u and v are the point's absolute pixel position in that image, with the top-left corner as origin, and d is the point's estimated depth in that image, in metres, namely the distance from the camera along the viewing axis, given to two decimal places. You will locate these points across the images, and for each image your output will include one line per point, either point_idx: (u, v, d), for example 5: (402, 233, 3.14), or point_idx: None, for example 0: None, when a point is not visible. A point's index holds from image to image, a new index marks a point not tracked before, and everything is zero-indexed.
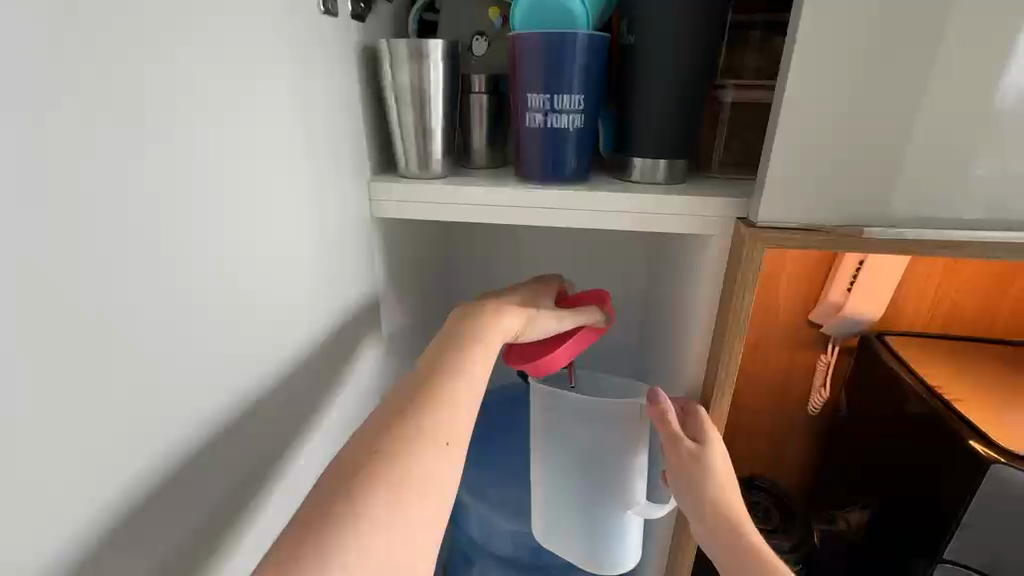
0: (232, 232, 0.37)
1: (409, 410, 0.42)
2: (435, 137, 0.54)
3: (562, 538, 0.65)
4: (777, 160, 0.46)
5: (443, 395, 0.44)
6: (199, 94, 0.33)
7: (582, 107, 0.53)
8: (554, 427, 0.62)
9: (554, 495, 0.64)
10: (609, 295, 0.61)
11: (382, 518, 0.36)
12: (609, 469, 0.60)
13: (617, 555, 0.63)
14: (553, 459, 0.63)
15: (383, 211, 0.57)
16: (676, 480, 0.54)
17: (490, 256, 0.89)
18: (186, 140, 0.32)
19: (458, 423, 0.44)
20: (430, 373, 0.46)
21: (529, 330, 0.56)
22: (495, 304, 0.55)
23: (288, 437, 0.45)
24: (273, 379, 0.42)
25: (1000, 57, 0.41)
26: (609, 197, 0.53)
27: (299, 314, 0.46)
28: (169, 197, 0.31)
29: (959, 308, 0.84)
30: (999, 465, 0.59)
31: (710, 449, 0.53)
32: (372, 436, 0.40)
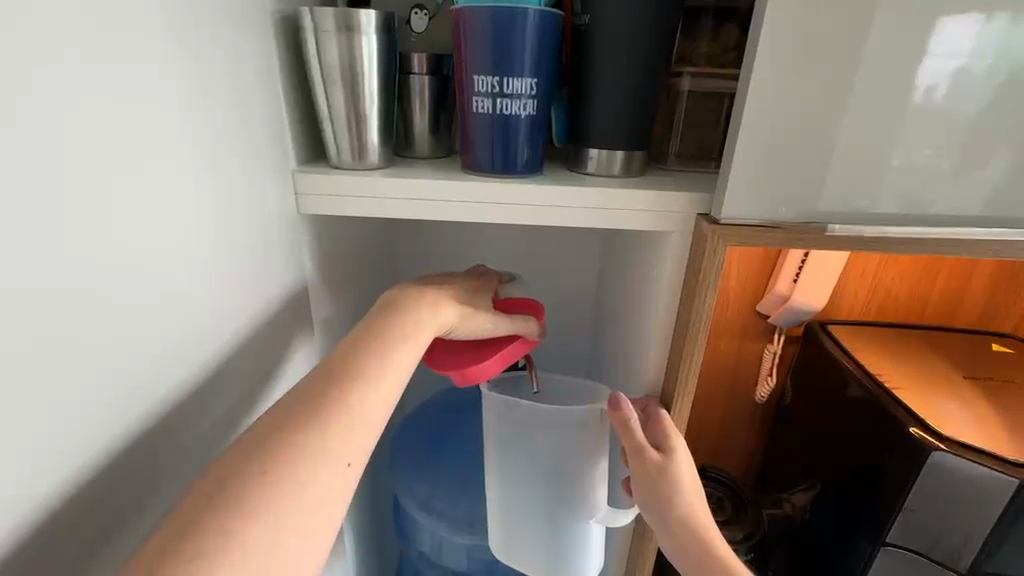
0: (102, 236, 0.30)
1: (308, 415, 0.37)
2: (370, 122, 0.48)
3: (521, 553, 0.62)
4: (740, 153, 0.44)
5: (350, 400, 0.38)
6: (39, 60, 0.26)
7: (535, 93, 0.49)
8: (513, 436, 0.58)
9: (513, 505, 0.60)
10: (544, 309, 0.58)
11: (244, 547, 0.30)
12: (570, 482, 0.58)
13: (579, 566, 0.61)
14: (510, 474, 0.60)
15: (312, 206, 0.50)
16: (640, 490, 0.53)
17: (436, 251, 0.84)
18: (20, 124, 0.25)
19: (364, 436, 0.38)
20: (341, 372, 0.40)
21: (463, 324, 0.52)
22: (426, 295, 0.50)
23: (196, 475, 0.38)
24: (173, 410, 0.36)
25: (952, 51, 0.41)
26: (565, 190, 0.49)
27: (207, 330, 0.39)
28: (1, 197, 0.24)
29: (894, 296, 0.88)
30: (939, 452, 0.61)
31: (676, 458, 0.52)
32: (259, 443, 0.34)
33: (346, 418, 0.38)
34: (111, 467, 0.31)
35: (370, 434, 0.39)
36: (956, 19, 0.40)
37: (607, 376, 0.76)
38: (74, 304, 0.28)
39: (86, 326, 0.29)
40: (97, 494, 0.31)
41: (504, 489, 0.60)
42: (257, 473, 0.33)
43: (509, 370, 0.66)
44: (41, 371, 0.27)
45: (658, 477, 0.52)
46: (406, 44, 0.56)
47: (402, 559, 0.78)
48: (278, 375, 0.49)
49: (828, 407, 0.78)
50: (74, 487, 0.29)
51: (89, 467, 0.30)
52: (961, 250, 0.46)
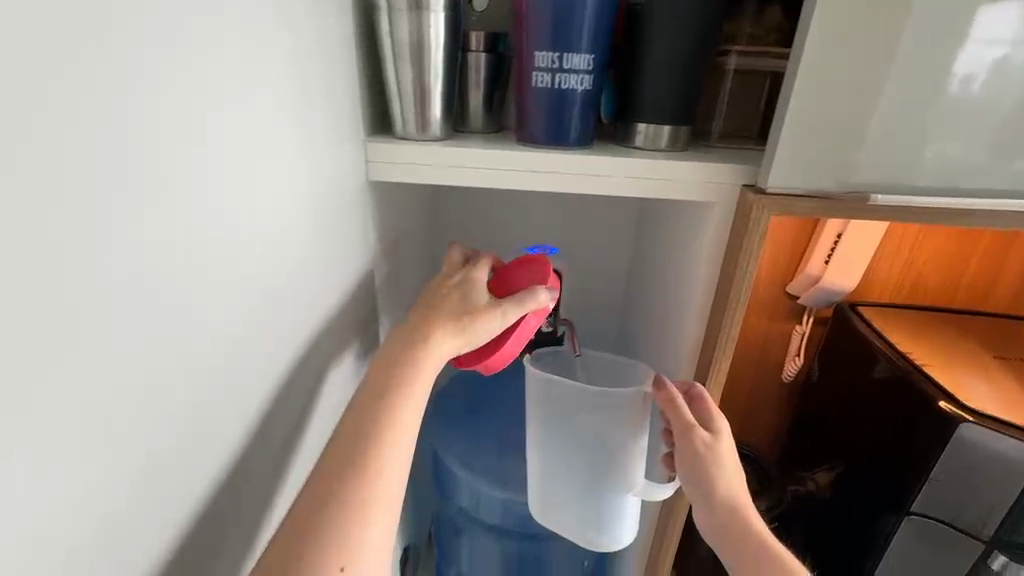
0: (225, 189, 0.33)
1: (337, 485, 0.38)
2: (433, 95, 0.52)
3: (557, 513, 0.65)
4: (790, 125, 0.46)
5: (370, 459, 0.40)
6: (189, 25, 0.29)
7: (590, 69, 0.53)
8: (555, 411, 0.61)
9: (554, 474, 0.64)
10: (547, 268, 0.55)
11: None
12: (608, 449, 0.60)
13: (613, 527, 0.63)
14: (549, 440, 0.63)
15: (377, 173, 0.55)
16: (686, 469, 0.56)
17: (477, 222, 0.88)
18: (178, 87, 0.29)
19: (389, 484, 0.40)
20: (357, 433, 0.42)
21: (471, 339, 0.51)
22: (427, 329, 0.49)
23: (286, 405, 0.43)
24: (271, 346, 0.40)
25: (995, 30, 0.43)
26: (612, 161, 0.53)
27: (295, 279, 0.43)
28: (164, 147, 0.28)
29: (925, 279, 0.88)
30: (968, 424, 0.63)
31: (718, 440, 0.56)
32: (302, 525, 0.37)
33: (372, 453, 0.40)
34: (231, 394, 0.35)
35: (393, 483, 0.41)
36: (992, 8, 0.42)
37: (641, 349, 0.80)
38: (215, 251, 0.33)
39: (216, 268, 0.33)
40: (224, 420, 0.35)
41: (543, 454, 0.64)
42: (304, 546, 0.36)
43: (554, 350, 0.69)
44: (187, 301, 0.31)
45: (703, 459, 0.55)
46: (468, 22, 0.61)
47: (440, 512, 0.84)
48: (344, 325, 0.54)
49: (856, 383, 0.80)
50: (210, 402, 0.33)
51: (217, 390, 0.34)
52: (997, 223, 0.49)
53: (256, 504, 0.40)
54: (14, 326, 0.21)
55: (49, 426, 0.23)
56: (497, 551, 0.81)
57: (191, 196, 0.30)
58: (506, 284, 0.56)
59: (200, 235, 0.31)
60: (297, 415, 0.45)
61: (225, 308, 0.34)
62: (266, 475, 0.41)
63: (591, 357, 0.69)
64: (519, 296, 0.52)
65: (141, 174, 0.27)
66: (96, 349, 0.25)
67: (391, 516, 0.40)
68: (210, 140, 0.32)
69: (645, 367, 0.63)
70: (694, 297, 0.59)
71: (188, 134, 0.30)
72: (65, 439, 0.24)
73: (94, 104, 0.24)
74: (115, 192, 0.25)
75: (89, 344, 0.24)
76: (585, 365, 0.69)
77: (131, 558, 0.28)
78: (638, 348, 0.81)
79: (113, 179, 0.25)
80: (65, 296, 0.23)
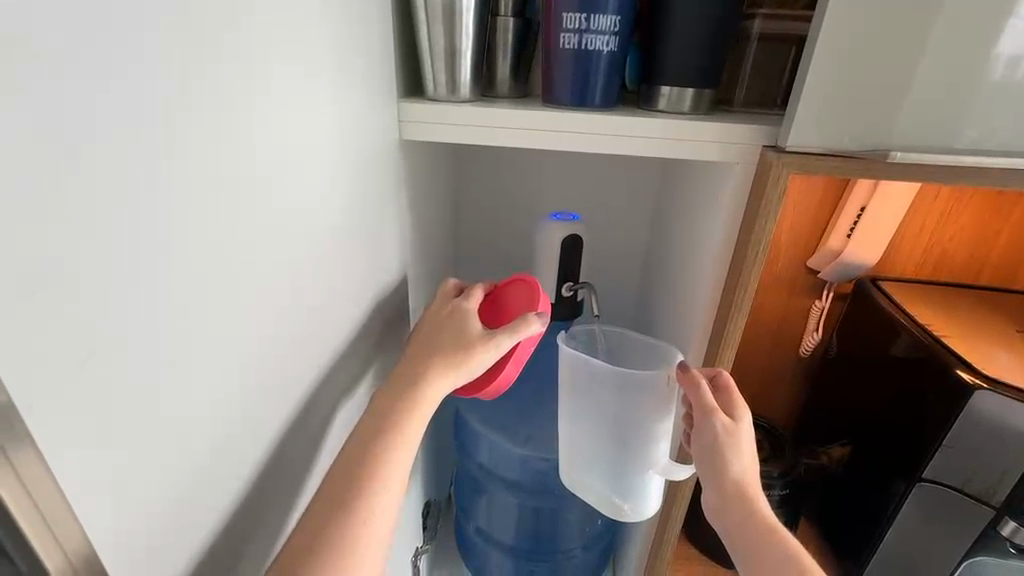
0: (280, 133, 0.37)
1: (344, 499, 0.39)
2: (463, 57, 0.56)
3: (589, 480, 0.66)
4: (812, 81, 0.49)
5: (371, 478, 0.40)
6: None
7: (616, 30, 0.54)
8: (582, 390, 0.63)
9: (582, 448, 0.66)
10: (539, 290, 0.55)
11: None
12: (635, 422, 0.61)
13: (639, 501, 0.64)
14: (580, 413, 0.64)
15: (411, 133, 0.59)
16: (703, 451, 0.58)
17: (500, 189, 0.92)
18: (241, 36, 0.32)
19: (387, 503, 0.41)
20: (359, 453, 0.42)
21: (465, 374, 0.50)
22: (423, 364, 0.49)
23: (329, 342, 0.47)
24: (319, 285, 0.44)
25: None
26: (634, 122, 0.56)
27: (338, 227, 0.47)
28: (231, 90, 0.31)
29: (949, 256, 0.88)
30: (982, 391, 0.64)
31: (739, 427, 0.58)
32: (308, 537, 0.37)
33: (375, 474, 0.41)
34: (284, 325, 0.39)
35: (392, 501, 0.41)
36: None
37: (659, 315, 0.82)
38: (271, 196, 0.36)
39: (273, 208, 0.37)
40: (280, 351, 0.39)
41: (574, 424, 0.65)
42: (322, 542, 0.37)
43: (585, 328, 0.71)
44: (251, 233, 0.34)
45: (726, 443, 0.56)
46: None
47: (461, 470, 0.88)
48: (381, 276, 0.58)
49: (871, 357, 0.81)
50: (268, 331, 0.37)
51: (274, 318, 0.38)
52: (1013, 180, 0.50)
53: (306, 436, 0.44)
54: (126, 237, 0.25)
55: (146, 329, 0.26)
56: (517, 507, 0.85)
57: (253, 144, 0.34)
58: (507, 307, 0.58)
59: (258, 182, 0.35)
60: (338, 355, 0.50)
61: (280, 245, 0.38)
62: (313, 410, 0.45)
63: (620, 335, 0.70)
64: (509, 325, 0.52)
65: (211, 116, 0.30)
66: (184, 269, 0.29)
67: (386, 539, 0.40)
68: (265, 93, 0.35)
69: (673, 348, 0.63)
70: (712, 258, 0.61)
71: (250, 89, 0.33)
72: (157, 342, 0.27)
73: (178, 52, 0.27)
74: (195, 131, 0.29)
75: (176, 261, 0.28)
76: (610, 341, 0.71)
77: (210, 462, 0.32)
78: (656, 311, 0.84)
79: (194, 121, 0.29)
80: (161, 223, 0.27)
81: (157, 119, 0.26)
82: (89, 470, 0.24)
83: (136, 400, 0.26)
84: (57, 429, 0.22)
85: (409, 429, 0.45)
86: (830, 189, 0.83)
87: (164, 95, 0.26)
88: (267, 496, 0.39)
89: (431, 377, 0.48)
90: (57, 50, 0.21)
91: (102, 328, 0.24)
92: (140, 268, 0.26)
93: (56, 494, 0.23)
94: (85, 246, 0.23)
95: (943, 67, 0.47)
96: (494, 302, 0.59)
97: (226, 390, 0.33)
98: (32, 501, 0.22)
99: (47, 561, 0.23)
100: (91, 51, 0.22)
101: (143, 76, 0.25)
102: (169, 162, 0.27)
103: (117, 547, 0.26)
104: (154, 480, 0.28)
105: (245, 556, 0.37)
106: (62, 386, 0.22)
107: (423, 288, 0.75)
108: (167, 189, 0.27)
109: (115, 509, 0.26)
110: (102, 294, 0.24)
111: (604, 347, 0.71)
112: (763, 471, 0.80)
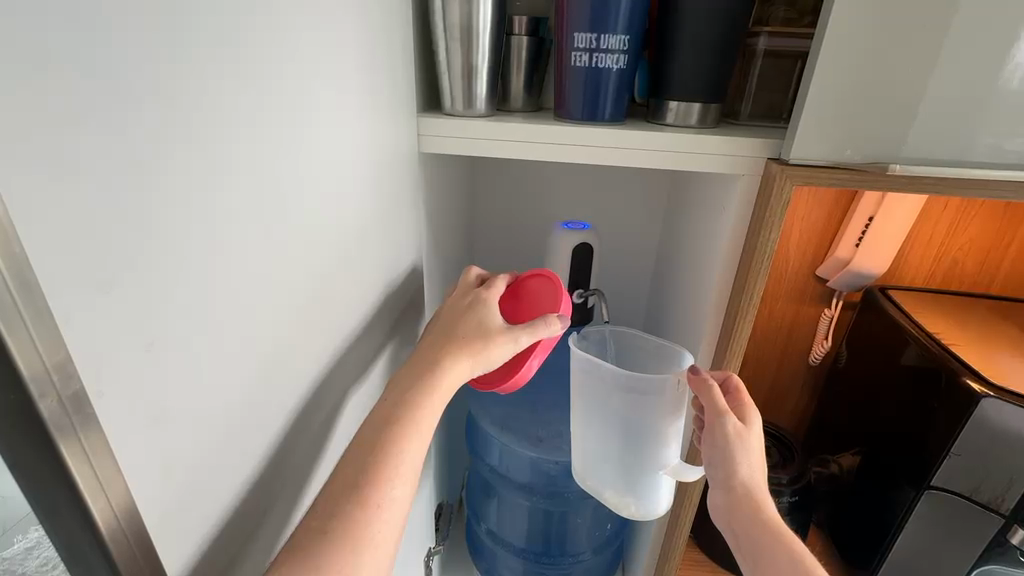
0: (312, 149, 0.40)
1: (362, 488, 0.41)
2: (479, 74, 0.59)
3: (596, 473, 0.68)
4: (813, 98, 0.51)
5: (388, 468, 0.42)
6: (290, 15, 0.36)
7: (626, 48, 0.57)
8: (592, 391, 0.64)
9: (594, 445, 0.67)
10: (563, 292, 0.57)
11: None
12: (643, 421, 0.62)
13: (648, 500, 0.65)
14: (589, 406, 0.65)
15: (429, 146, 0.62)
16: (715, 452, 0.59)
17: (514, 198, 0.94)
18: (279, 64, 0.35)
19: (403, 495, 0.42)
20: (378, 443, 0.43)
21: (483, 362, 0.53)
22: (443, 351, 0.52)
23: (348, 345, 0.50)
24: (341, 286, 0.47)
25: (1013, 12, 0.46)
26: (643, 136, 0.58)
27: (359, 234, 0.50)
28: (270, 112, 0.35)
29: (960, 265, 0.88)
30: (989, 399, 0.64)
31: (750, 429, 0.59)
32: (325, 517, 0.38)
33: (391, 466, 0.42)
34: (308, 327, 0.42)
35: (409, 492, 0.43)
36: None
37: (668, 322, 0.84)
38: (302, 204, 0.39)
39: (303, 216, 0.40)
40: (302, 351, 0.42)
41: (581, 416, 0.67)
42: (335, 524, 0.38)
43: (598, 328, 0.73)
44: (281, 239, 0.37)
45: (736, 444, 0.57)
46: (517, 8, 0.72)
47: (474, 472, 0.90)
48: (397, 282, 0.61)
49: (880, 363, 0.82)
50: (293, 332, 0.40)
51: (298, 321, 0.40)
52: (1013, 190, 0.52)
53: (324, 432, 0.47)
54: (175, 243, 0.27)
55: (189, 325, 0.29)
56: (528, 509, 0.87)
57: (288, 158, 0.37)
58: (530, 300, 0.61)
59: (292, 192, 0.38)
60: (354, 356, 0.52)
61: (307, 250, 0.41)
62: (330, 409, 0.48)
63: (631, 337, 0.72)
64: (533, 324, 0.55)
65: (252, 135, 0.33)
66: (225, 268, 0.32)
67: (398, 529, 0.41)
68: (301, 113, 0.38)
69: (680, 349, 0.65)
70: (720, 264, 0.63)
71: (284, 102, 0.36)
72: (199, 338, 0.30)
73: (227, 74, 0.30)
74: (239, 149, 0.32)
75: (217, 267, 0.31)
76: (620, 342, 0.73)
77: (238, 452, 0.35)
78: (665, 318, 0.86)
79: (239, 131, 0.32)
80: (208, 226, 0.30)
81: (205, 139, 0.29)
82: (144, 453, 0.27)
83: (181, 390, 0.29)
84: (119, 416, 0.25)
85: (423, 416, 0.47)
86: (838, 200, 0.84)
87: (215, 112, 0.30)
88: (288, 488, 0.42)
89: (448, 363, 0.50)
90: (133, 79, 0.24)
91: (159, 323, 0.27)
92: (185, 271, 0.28)
93: (118, 479, 0.25)
94: (144, 249, 0.25)
95: (942, 83, 0.49)
96: (515, 293, 0.62)
97: (254, 386, 0.36)
98: (100, 487, 0.24)
99: (110, 543, 0.26)
100: (154, 79, 0.25)
101: (202, 98, 0.29)
102: (217, 170, 0.30)
103: (160, 523, 0.29)
104: (194, 462, 0.31)
105: (270, 540, 0.40)
106: (124, 376, 0.25)
107: (437, 293, 0.78)
108: (211, 200, 0.30)
109: (159, 488, 0.28)
110: (160, 291, 0.27)
111: (612, 347, 0.73)
112: (773, 477, 0.81)
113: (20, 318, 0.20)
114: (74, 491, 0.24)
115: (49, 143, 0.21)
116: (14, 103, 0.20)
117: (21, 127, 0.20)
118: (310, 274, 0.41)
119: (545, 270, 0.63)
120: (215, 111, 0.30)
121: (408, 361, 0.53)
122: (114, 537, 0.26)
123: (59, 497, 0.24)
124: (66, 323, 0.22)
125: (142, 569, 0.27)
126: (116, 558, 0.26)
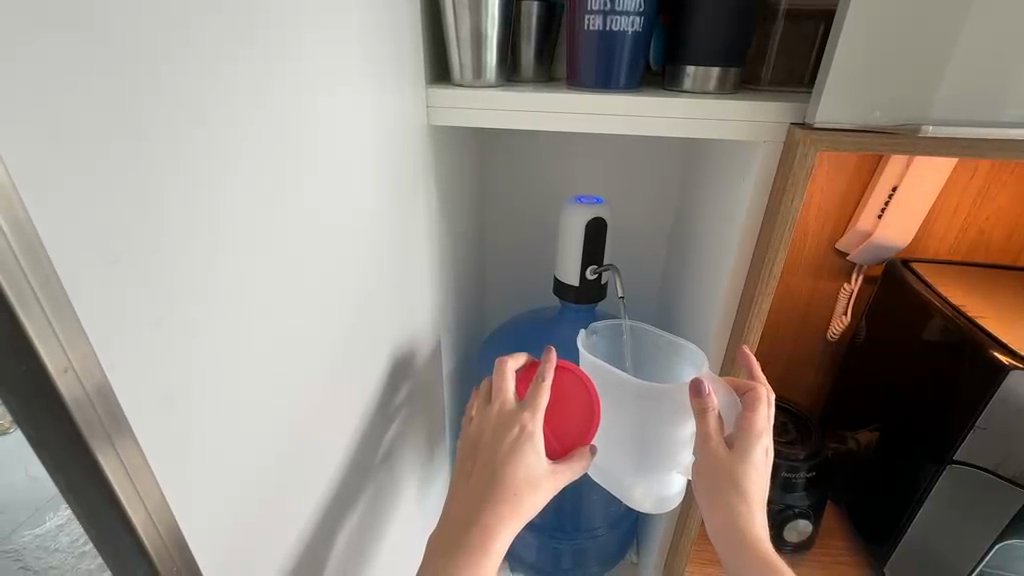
0: (318, 122, 0.39)
1: None
2: (488, 43, 0.57)
3: (617, 472, 0.67)
4: (841, 57, 0.48)
5: None
6: None
7: (641, 10, 0.54)
8: (610, 394, 0.64)
9: (613, 448, 0.66)
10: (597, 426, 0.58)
11: None
12: (660, 436, 0.62)
13: (663, 497, 0.65)
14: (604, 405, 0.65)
15: (437, 119, 0.61)
16: (718, 469, 0.55)
17: (526, 175, 0.93)
18: (281, 30, 0.34)
19: None
20: None
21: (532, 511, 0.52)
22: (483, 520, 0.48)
23: (361, 330, 0.50)
24: (355, 267, 0.47)
25: None
26: (658, 104, 0.56)
27: (371, 210, 0.49)
28: (273, 80, 0.34)
29: (987, 236, 0.85)
30: (1017, 371, 0.62)
31: (743, 465, 0.54)
32: None
33: None
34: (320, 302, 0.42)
35: None
36: None
37: (683, 298, 0.82)
38: (312, 188, 0.39)
39: (311, 191, 0.39)
40: (317, 329, 0.42)
41: (611, 472, 0.68)
42: None
43: (608, 323, 0.73)
44: (290, 215, 0.37)
45: (716, 472, 0.55)
46: None
47: None
48: (409, 260, 0.60)
49: (902, 340, 0.79)
50: (305, 308, 0.39)
51: (311, 297, 0.40)
52: None
53: (339, 411, 0.47)
54: (180, 214, 0.27)
55: (198, 298, 0.29)
56: None
57: (292, 133, 0.36)
58: (559, 401, 0.60)
59: (299, 168, 0.37)
60: (370, 335, 0.52)
61: (318, 224, 0.40)
62: (346, 388, 0.48)
63: (647, 333, 0.72)
64: (571, 462, 0.56)
65: (255, 105, 0.32)
66: (235, 243, 0.31)
67: None
68: (308, 85, 0.37)
69: (701, 354, 0.64)
70: (735, 236, 0.61)
71: (288, 71, 0.35)
72: (209, 310, 0.30)
73: (228, 40, 0.30)
74: (242, 118, 0.31)
75: (225, 239, 0.30)
76: (637, 337, 0.73)
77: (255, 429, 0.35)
78: (680, 293, 0.85)
79: (242, 98, 0.31)
80: (216, 201, 0.29)
81: (209, 106, 0.28)
82: (158, 426, 0.27)
83: (194, 363, 0.29)
84: (128, 389, 0.25)
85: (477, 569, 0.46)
86: (861, 168, 0.81)
87: (219, 85, 0.29)
88: (309, 469, 0.43)
89: (489, 532, 0.48)
90: (131, 40, 0.24)
91: (168, 295, 0.27)
92: (194, 243, 0.28)
93: (141, 463, 0.26)
94: (148, 218, 0.25)
95: (980, 38, 0.46)
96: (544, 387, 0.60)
97: (267, 363, 0.35)
98: (125, 473, 0.25)
99: (141, 534, 0.27)
100: (151, 41, 0.25)
101: (202, 61, 0.28)
102: (222, 149, 0.30)
103: (179, 495, 0.29)
104: (212, 437, 0.31)
105: (288, 521, 0.40)
106: (133, 346, 0.25)
107: (449, 271, 0.77)
108: (217, 173, 0.29)
109: (177, 461, 0.28)
110: (165, 264, 0.26)
111: (629, 342, 0.73)
112: (790, 453, 0.79)
113: (28, 286, 0.20)
114: (105, 487, 0.25)
115: (42, 103, 0.20)
116: (14, 53, 0.19)
117: (33, 89, 0.20)
118: (320, 254, 0.41)
119: (574, 365, 0.61)
120: (215, 77, 0.29)
121: (452, 486, 0.54)
122: (133, 507, 0.26)
123: (78, 479, 0.25)
124: (75, 294, 0.22)
125: (171, 556, 0.28)
126: (148, 549, 0.27)
